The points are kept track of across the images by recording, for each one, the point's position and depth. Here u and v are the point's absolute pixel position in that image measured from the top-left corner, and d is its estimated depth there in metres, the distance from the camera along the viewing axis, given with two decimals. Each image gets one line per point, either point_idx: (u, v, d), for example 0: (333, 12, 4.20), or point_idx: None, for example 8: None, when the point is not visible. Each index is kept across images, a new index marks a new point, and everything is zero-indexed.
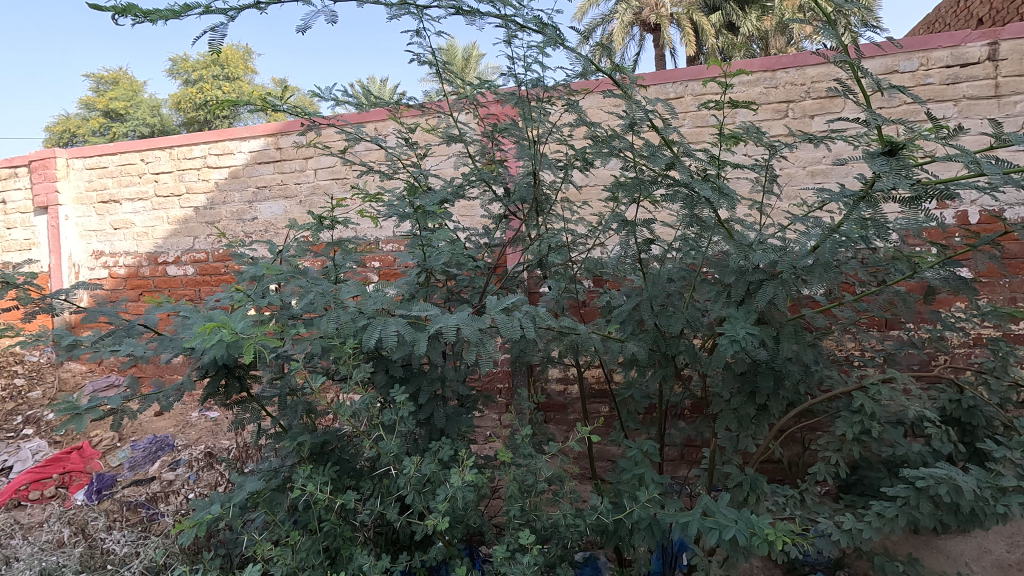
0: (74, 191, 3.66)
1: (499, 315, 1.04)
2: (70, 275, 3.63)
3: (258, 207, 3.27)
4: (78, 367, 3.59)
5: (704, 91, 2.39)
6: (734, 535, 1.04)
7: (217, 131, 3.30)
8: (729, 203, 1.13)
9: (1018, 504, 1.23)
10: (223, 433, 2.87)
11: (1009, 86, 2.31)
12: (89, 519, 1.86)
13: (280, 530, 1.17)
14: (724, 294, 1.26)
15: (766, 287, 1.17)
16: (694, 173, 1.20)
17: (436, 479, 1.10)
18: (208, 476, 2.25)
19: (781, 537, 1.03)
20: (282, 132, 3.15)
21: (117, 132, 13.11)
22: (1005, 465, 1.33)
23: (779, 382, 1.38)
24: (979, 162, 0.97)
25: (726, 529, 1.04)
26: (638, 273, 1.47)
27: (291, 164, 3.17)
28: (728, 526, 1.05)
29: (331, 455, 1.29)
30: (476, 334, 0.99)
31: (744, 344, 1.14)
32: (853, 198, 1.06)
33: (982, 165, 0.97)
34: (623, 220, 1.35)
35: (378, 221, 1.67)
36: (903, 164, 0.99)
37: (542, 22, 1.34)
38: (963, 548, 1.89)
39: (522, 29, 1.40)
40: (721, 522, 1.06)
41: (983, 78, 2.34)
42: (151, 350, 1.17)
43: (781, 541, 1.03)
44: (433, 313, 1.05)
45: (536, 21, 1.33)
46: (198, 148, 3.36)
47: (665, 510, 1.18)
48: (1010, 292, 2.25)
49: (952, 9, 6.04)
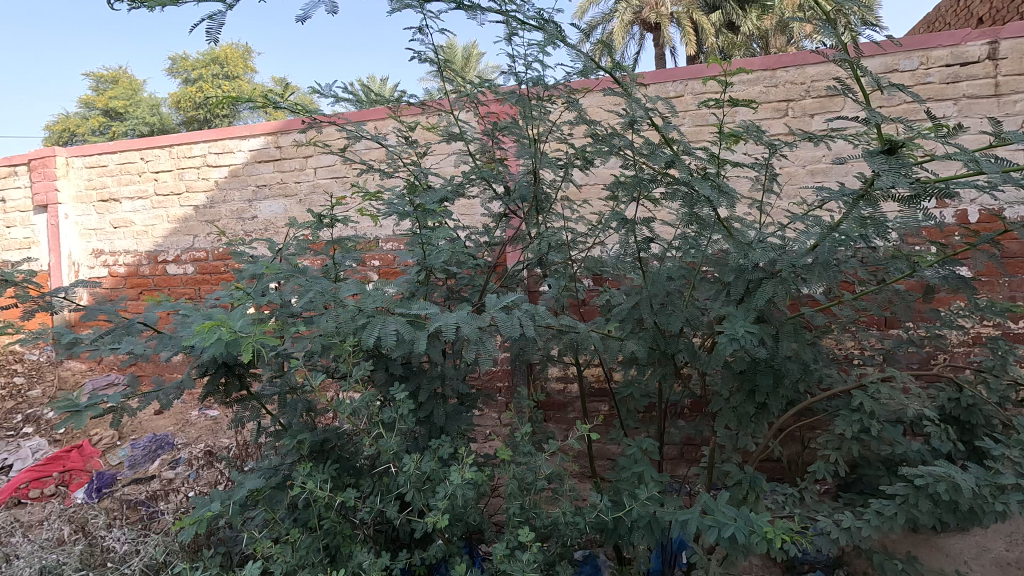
0: (74, 190, 3.65)
1: (498, 313, 1.04)
2: (70, 274, 3.63)
3: (258, 205, 3.27)
4: (78, 365, 3.59)
5: (704, 90, 2.39)
6: (734, 534, 1.04)
7: (216, 130, 3.30)
8: (729, 201, 1.13)
9: (1017, 502, 1.23)
10: (222, 432, 2.87)
11: (1008, 85, 2.32)
12: (89, 517, 1.86)
13: (280, 528, 1.17)
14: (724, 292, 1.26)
15: (765, 285, 1.17)
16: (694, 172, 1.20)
17: (436, 476, 1.10)
18: (208, 475, 2.25)
19: (780, 535, 1.03)
20: (281, 131, 3.16)
21: (117, 131, 13.12)
22: (1005, 464, 1.32)
23: (778, 381, 1.38)
24: (979, 161, 0.96)
25: (725, 527, 1.04)
26: (638, 272, 1.47)
27: (291, 163, 3.17)
28: (727, 524, 1.05)
29: (332, 453, 1.30)
30: (475, 332, 0.99)
31: (744, 342, 1.13)
32: (853, 196, 1.06)
33: (982, 164, 0.96)
34: (623, 219, 1.35)
35: (379, 220, 1.66)
36: (903, 163, 0.99)
37: (543, 18, 1.33)
38: (962, 546, 1.89)
39: (523, 26, 1.39)
40: (720, 520, 1.06)
41: (983, 77, 2.35)
42: (150, 348, 1.17)
43: (781, 539, 1.03)
44: (432, 312, 1.05)
45: (537, 18, 1.32)
46: (198, 147, 3.36)
47: (665, 508, 1.18)
48: (1010, 291, 2.27)
49: (952, 8, 6.05)
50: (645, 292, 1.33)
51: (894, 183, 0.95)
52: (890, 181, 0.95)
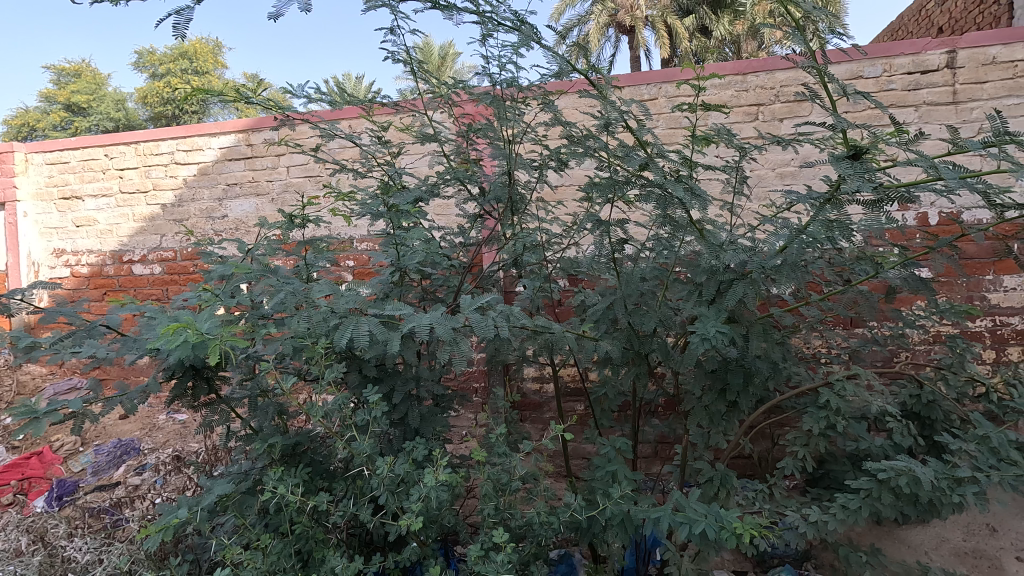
0: (32, 187, 3.51)
1: (473, 314, 1.04)
2: (29, 274, 3.50)
3: (229, 204, 3.20)
4: (38, 369, 3.46)
5: (677, 93, 2.44)
6: (705, 530, 1.06)
7: (185, 127, 3.22)
8: (701, 203, 1.15)
9: (973, 494, 1.28)
10: (191, 436, 2.80)
11: (965, 93, 2.43)
12: (49, 526, 1.80)
13: (250, 535, 1.15)
14: (695, 293, 1.27)
15: (735, 286, 1.19)
16: (667, 174, 1.21)
17: (409, 479, 1.10)
18: (176, 480, 2.20)
19: (749, 531, 1.05)
20: (253, 129, 3.10)
21: (80, 126, 12.68)
22: (962, 458, 1.38)
23: (748, 380, 1.41)
24: (937, 166, 0.99)
25: (696, 524, 1.06)
26: (612, 273, 1.48)
27: (263, 162, 3.12)
28: (698, 520, 1.06)
29: (304, 456, 1.28)
30: (449, 333, 0.98)
31: (715, 342, 1.15)
32: (819, 199, 1.08)
33: (941, 170, 1.00)
34: (597, 220, 1.36)
35: (351, 220, 1.63)
36: (867, 167, 1.01)
37: (519, 20, 1.33)
38: (923, 537, 1.96)
39: (499, 27, 1.39)
40: (690, 516, 1.08)
41: (942, 84, 2.46)
42: (114, 352, 1.13)
43: (750, 534, 1.05)
44: (407, 313, 1.04)
45: (513, 19, 1.32)
46: (165, 144, 3.27)
47: (638, 506, 1.19)
48: (967, 292, 2.46)
49: (913, 18, 6.28)
50: (619, 293, 1.35)
51: (858, 186, 0.97)
52: (854, 185, 0.97)
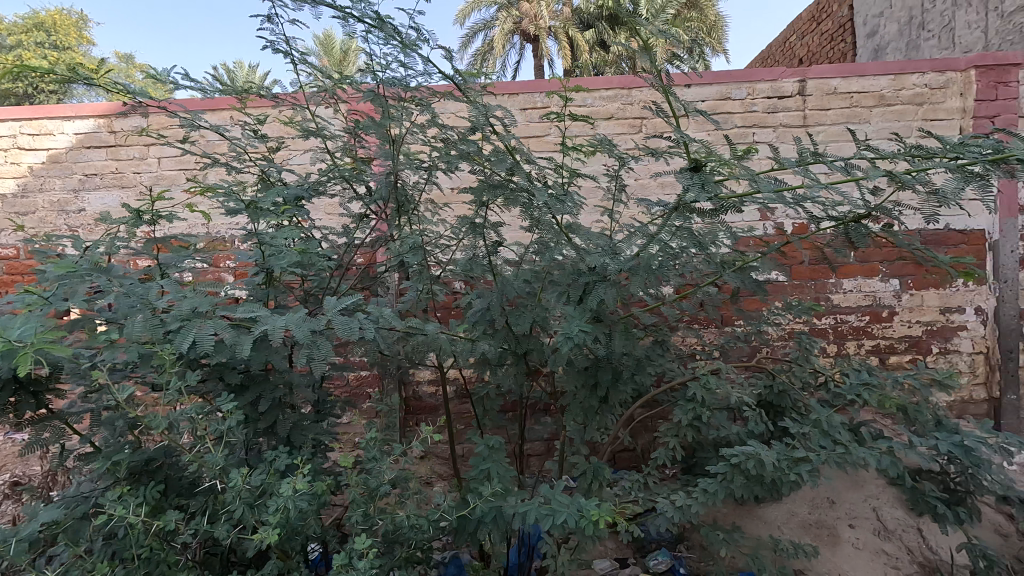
0: None
1: (335, 315, 1.01)
2: None
3: (86, 196, 2.86)
4: None
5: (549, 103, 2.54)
6: (568, 520, 1.11)
7: (31, 108, 2.84)
8: (565, 209, 1.20)
9: (805, 471, 1.46)
10: (35, 458, 2.47)
11: (812, 117, 2.89)
12: None
13: (85, 563, 1.04)
14: (565, 294, 1.33)
15: (598, 288, 1.25)
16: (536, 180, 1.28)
17: (268, 489, 1.05)
18: (9, 510, 1.93)
19: (607, 518, 1.12)
20: (116, 114, 2.80)
21: None
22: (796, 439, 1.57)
23: (619, 376, 1.49)
24: (760, 180, 1.12)
25: (559, 514, 1.11)
26: (488, 275, 1.50)
27: (128, 151, 2.83)
28: (561, 511, 1.11)
29: (155, 473, 1.18)
30: (306, 336, 0.96)
31: (578, 340, 1.20)
32: (669, 208, 1.19)
33: (761, 184, 1.12)
34: (472, 222, 1.39)
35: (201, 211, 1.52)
36: (705, 179, 1.11)
37: (381, 16, 1.30)
38: (777, 514, 2.23)
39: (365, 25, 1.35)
40: (555, 508, 1.12)
41: (795, 109, 2.89)
42: None
43: (608, 520, 1.11)
44: (260, 315, 1.00)
45: (375, 15, 1.29)
46: (5, 125, 2.87)
47: (509, 501, 1.22)
48: (815, 292, 2.89)
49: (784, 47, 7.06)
50: (497, 294, 1.37)
51: (696, 198, 1.08)
52: (692, 196, 1.08)
